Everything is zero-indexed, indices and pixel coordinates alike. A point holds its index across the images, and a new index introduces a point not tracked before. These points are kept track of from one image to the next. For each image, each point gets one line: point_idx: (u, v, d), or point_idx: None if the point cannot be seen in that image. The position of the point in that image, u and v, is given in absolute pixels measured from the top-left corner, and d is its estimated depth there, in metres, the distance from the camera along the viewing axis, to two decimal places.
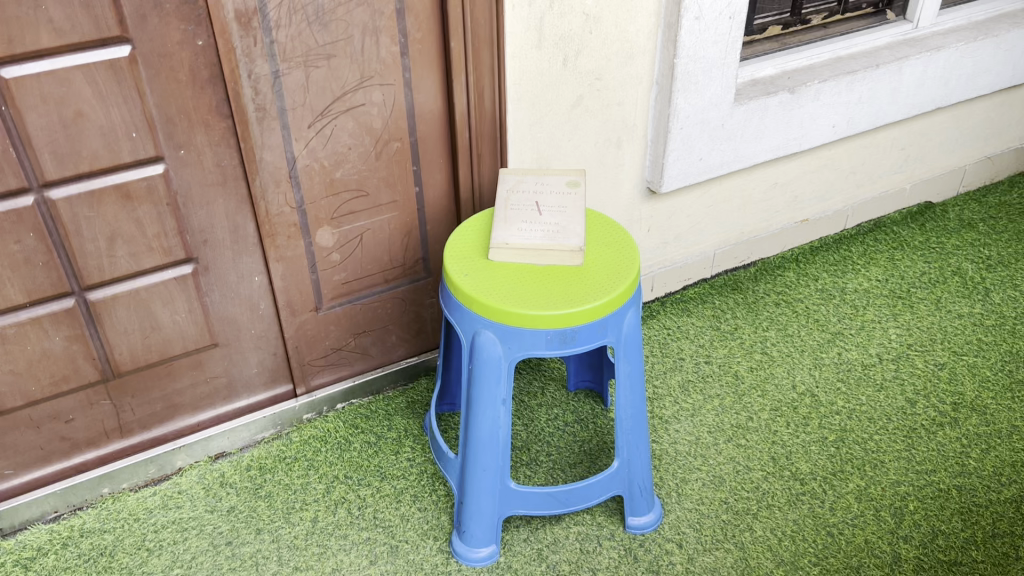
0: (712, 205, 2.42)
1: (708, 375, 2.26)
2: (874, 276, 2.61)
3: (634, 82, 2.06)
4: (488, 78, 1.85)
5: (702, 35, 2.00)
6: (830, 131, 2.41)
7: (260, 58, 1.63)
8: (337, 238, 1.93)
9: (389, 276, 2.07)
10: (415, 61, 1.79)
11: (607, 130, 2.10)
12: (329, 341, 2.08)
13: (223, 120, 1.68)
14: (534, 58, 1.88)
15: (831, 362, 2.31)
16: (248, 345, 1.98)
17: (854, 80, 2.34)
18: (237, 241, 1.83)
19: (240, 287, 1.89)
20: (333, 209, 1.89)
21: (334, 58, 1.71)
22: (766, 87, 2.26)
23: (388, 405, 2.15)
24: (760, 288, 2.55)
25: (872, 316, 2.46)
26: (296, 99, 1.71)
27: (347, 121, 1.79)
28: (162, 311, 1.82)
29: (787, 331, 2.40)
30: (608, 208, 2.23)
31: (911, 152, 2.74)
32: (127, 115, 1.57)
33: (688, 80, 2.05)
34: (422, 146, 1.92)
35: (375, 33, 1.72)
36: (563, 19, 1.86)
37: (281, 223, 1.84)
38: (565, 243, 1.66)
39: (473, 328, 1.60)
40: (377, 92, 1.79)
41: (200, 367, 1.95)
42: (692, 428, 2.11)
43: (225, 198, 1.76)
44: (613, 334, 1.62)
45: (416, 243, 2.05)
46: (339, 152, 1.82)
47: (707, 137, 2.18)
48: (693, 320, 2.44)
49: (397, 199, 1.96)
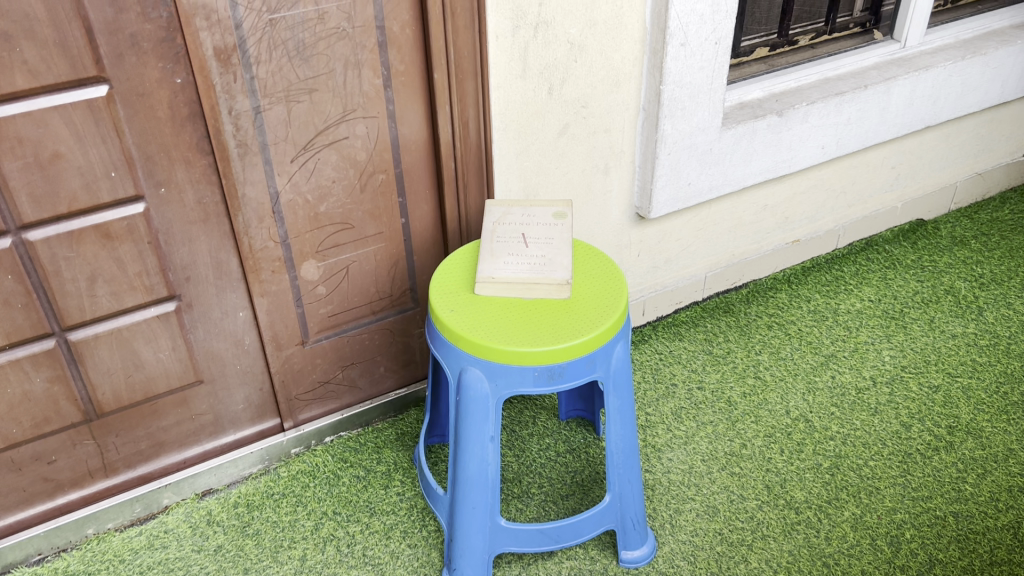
0: (702, 229, 2.40)
1: (702, 402, 2.24)
2: (867, 296, 2.59)
3: (621, 108, 2.04)
4: (473, 108, 1.83)
5: (688, 61, 1.98)
6: (819, 152, 2.39)
7: (241, 94, 1.61)
8: (323, 271, 1.91)
9: (377, 308, 2.04)
10: (399, 93, 1.78)
11: (595, 156, 2.08)
12: (316, 375, 2.05)
13: (204, 157, 1.66)
14: (519, 88, 1.87)
15: (825, 387, 2.28)
16: (234, 381, 1.95)
17: (843, 101, 2.33)
18: (221, 277, 1.80)
19: (224, 323, 1.86)
20: (317, 242, 1.86)
21: (316, 93, 1.69)
22: (754, 110, 2.24)
23: (378, 438, 2.12)
24: (751, 310, 2.53)
25: (865, 338, 2.44)
26: (278, 133, 1.69)
27: (330, 154, 1.77)
28: (145, 350, 1.79)
29: (780, 354, 2.38)
30: (596, 234, 2.21)
31: (903, 169, 2.72)
32: (106, 154, 1.55)
33: (675, 106, 2.04)
34: (407, 177, 1.90)
35: (357, 66, 1.70)
36: (547, 49, 1.85)
37: (265, 257, 1.82)
38: (552, 277, 1.64)
39: (459, 365, 1.57)
40: (361, 124, 1.77)
41: (185, 405, 1.92)
42: (686, 457, 2.09)
43: (208, 234, 1.74)
44: (602, 368, 1.58)
45: (403, 274, 2.03)
46: (323, 186, 1.80)
47: (695, 162, 2.17)
48: (685, 345, 2.41)
49: (383, 230, 1.94)
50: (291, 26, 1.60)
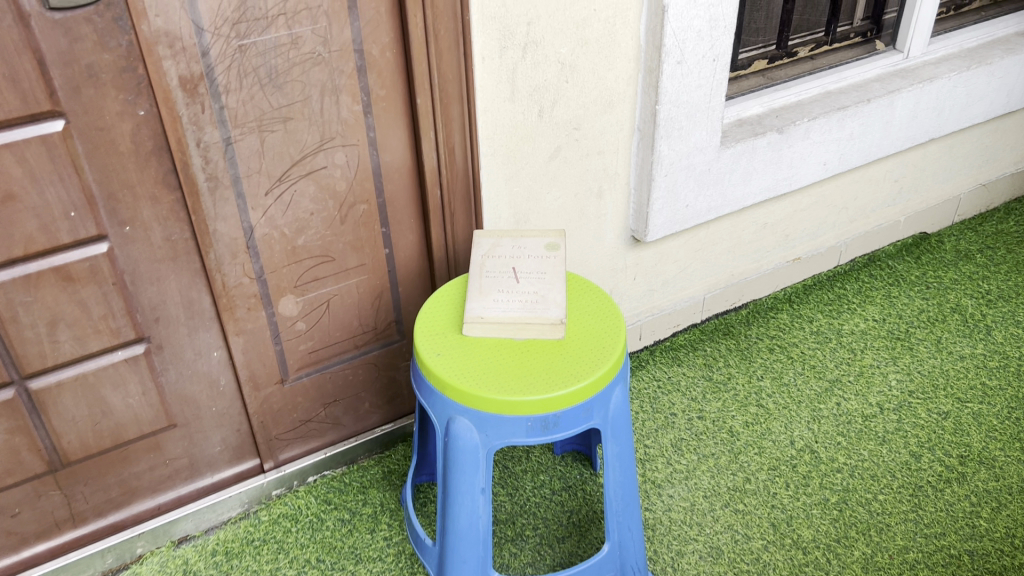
0: (700, 249, 2.29)
1: (703, 433, 2.14)
2: (871, 316, 2.50)
3: (614, 129, 1.94)
4: (459, 134, 1.73)
5: (685, 79, 1.89)
6: (821, 169, 2.30)
7: (209, 125, 1.51)
8: (302, 306, 1.80)
9: (360, 342, 1.93)
10: (380, 119, 1.67)
11: (588, 179, 1.98)
12: (297, 413, 1.94)
13: (171, 192, 1.55)
14: (507, 111, 1.77)
15: (830, 414, 2.19)
16: (210, 424, 1.84)
17: (845, 116, 2.23)
18: (193, 316, 1.69)
19: (198, 364, 1.75)
20: (295, 277, 1.76)
21: (291, 121, 1.58)
22: (753, 127, 2.15)
23: (363, 477, 2.02)
24: (752, 332, 2.43)
25: (870, 361, 2.34)
26: (251, 165, 1.59)
27: (308, 185, 1.67)
28: (113, 395, 1.69)
29: (783, 380, 2.29)
30: (590, 260, 2.11)
31: (906, 182, 2.63)
32: (63, 193, 1.45)
33: (672, 125, 1.94)
34: (390, 207, 1.79)
35: (334, 93, 1.60)
36: (537, 69, 1.75)
37: (239, 294, 1.71)
38: (545, 315, 1.53)
39: (447, 414, 1.47)
40: (340, 153, 1.67)
41: (158, 450, 1.81)
42: (688, 493, 1.99)
43: (177, 273, 1.63)
44: (599, 416, 1.48)
45: (388, 306, 1.92)
46: (301, 218, 1.70)
47: (693, 183, 2.07)
48: (684, 370, 2.32)
49: (366, 262, 1.83)
50: (262, 52, 1.49)
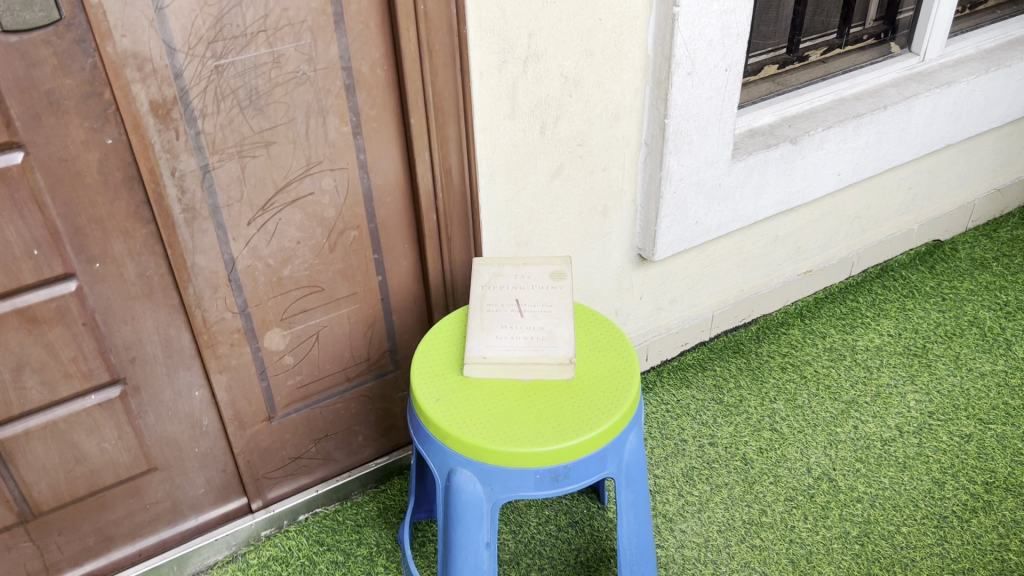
0: (709, 265, 2.17)
1: (716, 461, 2.04)
2: (886, 330, 2.39)
3: (620, 144, 1.82)
4: (455, 155, 1.61)
5: (695, 91, 1.77)
6: (835, 179, 2.19)
7: (185, 152, 1.39)
8: (289, 339, 1.68)
9: (352, 375, 1.81)
10: (371, 140, 1.55)
11: (593, 198, 1.86)
12: (286, 450, 1.83)
13: (145, 225, 1.43)
14: (508, 128, 1.65)
15: (847, 439, 2.09)
16: (192, 465, 1.72)
17: (861, 124, 2.12)
18: (171, 355, 1.57)
19: (178, 405, 1.63)
20: (282, 309, 1.64)
21: (274, 146, 1.46)
22: (766, 139, 2.03)
23: (357, 515, 1.90)
24: (763, 350, 2.33)
25: (887, 380, 2.24)
26: (231, 194, 1.47)
27: (293, 213, 1.55)
28: (87, 441, 1.57)
29: (797, 402, 2.18)
30: (595, 281, 1.99)
31: (920, 190, 2.52)
32: (25, 230, 1.32)
33: (682, 140, 1.82)
34: (383, 232, 1.67)
35: (321, 114, 1.48)
36: (538, 84, 1.63)
37: (221, 330, 1.59)
38: (552, 354, 1.42)
39: (447, 465, 1.35)
40: (328, 178, 1.55)
41: (137, 495, 1.69)
42: (701, 528, 1.88)
43: (153, 310, 1.51)
44: (613, 464, 1.37)
45: (381, 336, 1.80)
46: (287, 248, 1.58)
47: (703, 199, 1.95)
48: (693, 393, 2.21)
49: (357, 291, 1.71)
50: (241, 73, 1.37)
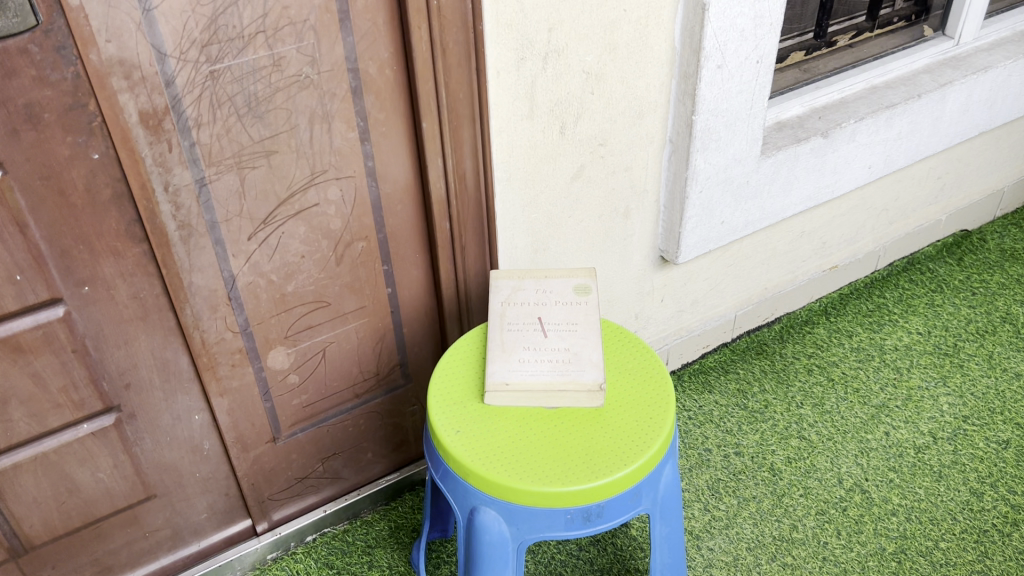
0: (732, 264, 2.06)
1: (742, 472, 1.94)
2: (915, 328, 2.29)
3: (643, 142, 1.70)
4: (470, 160, 1.50)
5: (725, 85, 1.65)
6: (866, 172, 2.07)
7: (179, 165, 1.27)
8: (294, 357, 1.57)
9: (361, 391, 1.71)
10: (380, 146, 1.44)
11: (615, 199, 1.74)
12: (292, 471, 1.73)
13: (137, 244, 1.31)
14: (526, 130, 1.53)
15: (879, 446, 1.99)
16: (194, 491, 1.62)
17: (894, 114, 2.01)
18: (169, 379, 1.47)
19: (177, 430, 1.53)
20: (286, 327, 1.53)
21: (275, 155, 1.35)
22: (795, 132, 1.91)
23: (368, 535, 1.80)
24: (788, 351, 2.23)
25: (918, 382, 2.14)
26: (230, 208, 1.36)
27: (297, 226, 1.44)
28: (80, 471, 1.46)
29: (824, 406, 2.09)
30: (615, 286, 1.88)
31: (949, 179, 2.40)
32: (5, 255, 1.21)
33: (709, 137, 1.70)
34: (393, 243, 1.56)
35: (325, 119, 1.36)
36: (558, 82, 1.51)
37: (222, 351, 1.48)
38: (580, 379, 1.32)
39: (469, 503, 1.25)
40: (334, 187, 1.44)
41: (135, 523, 1.59)
42: (729, 546, 1.80)
43: (149, 333, 1.40)
44: (648, 499, 1.27)
45: (391, 350, 1.69)
46: (290, 263, 1.47)
47: (730, 198, 1.84)
48: (716, 398, 2.11)
49: (366, 304, 1.60)
50: (238, 78, 1.26)
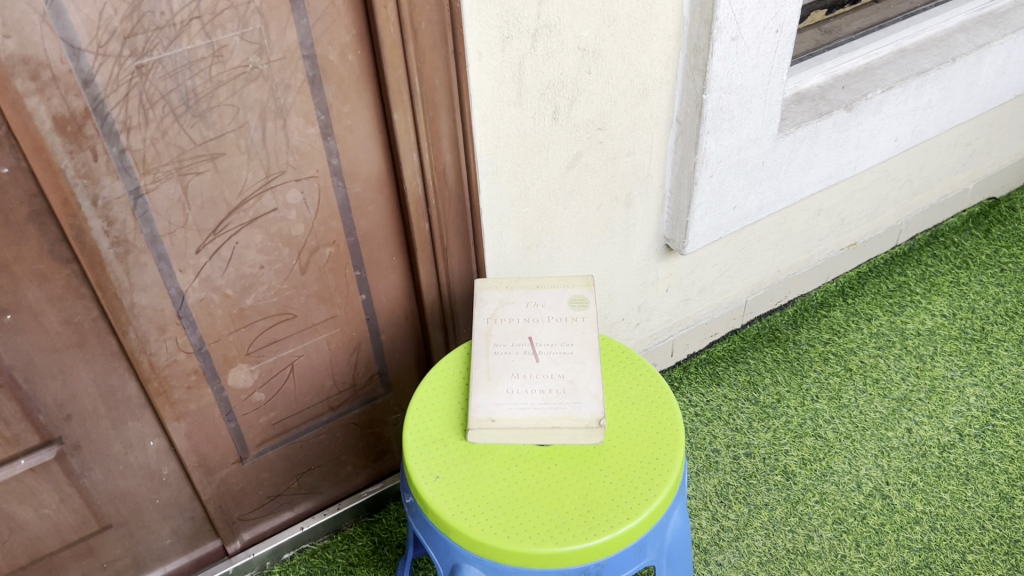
0: (743, 248, 1.89)
1: (753, 476, 1.80)
2: (939, 310, 2.12)
3: (647, 124, 1.51)
4: (450, 154, 1.31)
5: (740, 59, 1.45)
6: (891, 146, 1.88)
7: (107, 175, 1.10)
8: (258, 374, 1.42)
9: (336, 403, 1.56)
10: (345, 142, 1.25)
11: (615, 187, 1.56)
12: (263, 489, 1.58)
13: (66, 265, 1.14)
14: (514, 117, 1.34)
15: (901, 445, 1.85)
16: (154, 517, 1.48)
17: (925, 81, 1.81)
18: (116, 406, 1.31)
19: (130, 458, 1.38)
20: (247, 343, 1.37)
21: (222, 158, 1.17)
22: (816, 105, 1.72)
23: (350, 552, 1.66)
24: (802, 337, 2.07)
25: (942, 372, 1.99)
26: (172, 220, 1.18)
27: (253, 234, 1.26)
28: (22, 508, 1.32)
29: (842, 400, 1.93)
30: (615, 278, 1.71)
31: (979, 145, 2.21)
32: None
33: (721, 116, 1.51)
34: (365, 247, 1.38)
35: (279, 115, 1.18)
36: (550, 62, 1.32)
37: (174, 373, 1.32)
38: (576, 414, 1.16)
39: (451, 559, 1.10)
40: (293, 190, 1.26)
41: (90, 555, 1.46)
42: (739, 561, 1.66)
43: (88, 360, 1.24)
44: (653, 551, 1.12)
45: (368, 359, 1.53)
46: (248, 275, 1.29)
47: (743, 180, 1.66)
48: (724, 392, 1.96)
49: (337, 313, 1.43)
50: (171, 73, 1.07)
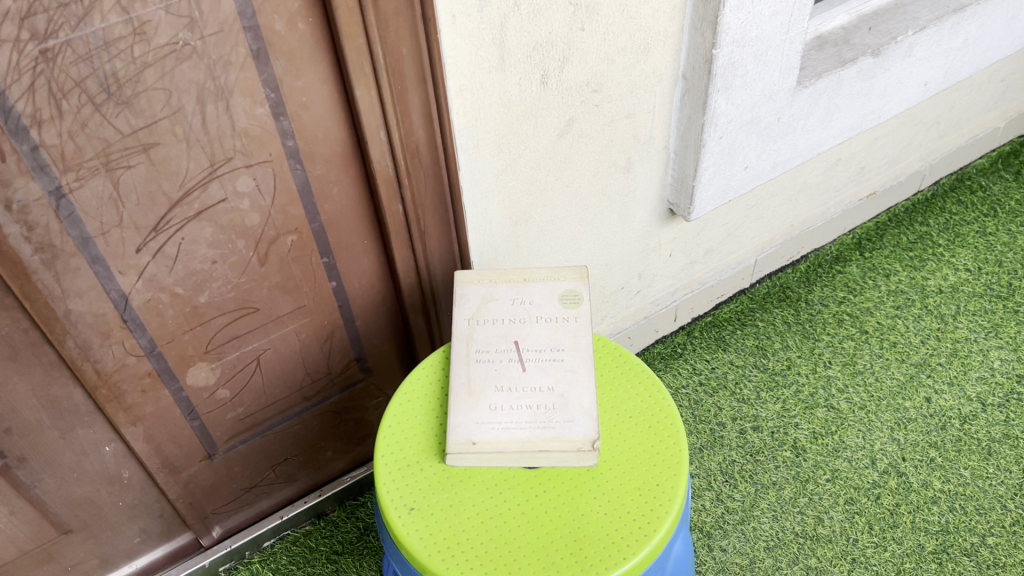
0: (754, 206, 1.73)
1: (760, 452, 1.69)
2: (964, 264, 1.98)
3: (649, 82, 1.34)
4: (423, 131, 1.15)
5: (756, 7, 1.27)
6: (921, 91, 1.70)
7: (19, 176, 0.94)
8: (221, 371, 1.29)
9: (311, 392, 1.44)
10: (301, 121, 1.09)
11: (613, 152, 1.40)
12: (237, 481, 1.48)
13: None
14: (496, 85, 1.17)
15: (919, 416, 1.73)
16: (119, 518, 1.39)
17: (961, 20, 1.62)
18: (63, 416, 1.19)
19: (84, 466, 1.27)
20: (205, 341, 1.24)
21: (157, 148, 1.01)
22: (839, 50, 1.54)
23: (335, 538, 1.57)
24: (815, 297, 1.95)
25: (965, 334, 1.85)
26: (105, 219, 1.03)
27: (201, 228, 1.12)
28: None
29: (856, 367, 1.81)
30: (613, 248, 1.56)
31: (1014, 81, 2.03)
32: None
33: (733, 72, 1.33)
34: (332, 232, 1.24)
35: (220, 96, 1.01)
36: (537, 21, 1.13)
37: (125, 377, 1.20)
38: (566, 435, 1.03)
39: None
40: (245, 177, 1.10)
41: (51, 560, 1.37)
42: (745, 547, 1.56)
43: (24, 373, 1.11)
44: None
45: (343, 345, 1.41)
46: (199, 271, 1.16)
47: (756, 139, 1.49)
48: (731, 358, 1.84)
49: (305, 303, 1.30)
50: (84, 56, 0.90)
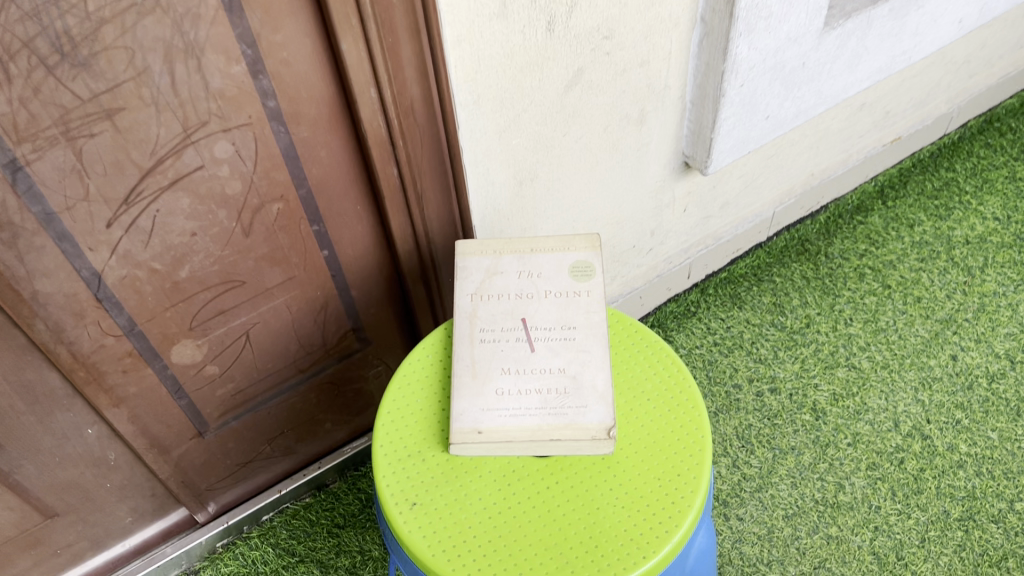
0: (774, 156, 1.63)
1: (778, 415, 1.61)
2: (991, 212, 1.88)
3: (665, 26, 1.22)
4: (418, 87, 1.04)
5: None
6: (955, 29, 1.58)
7: None
8: (207, 347, 1.21)
9: (305, 364, 1.36)
10: (282, 80, 0.98)
11: (625, 104, 1.29)
12: (232, 457, 1.41)
13: None
14: (498, 34, 1.05)
15: (945, 376, 1.64)
16: (108, 499, 1.32)
17: None
18: (39, 401, 1.11)
19: (67, 449, 1.20)
20: (188, 317, 1.15)
21: (123, 114, 0.91)
22: None
23: (336, 511, 1.51)
24: (835, 250, 1.86)
25: (992, 287, 1.76)
26: (69, 193, 0.94)
27: (178, 199, 1.02)
28: None
29: (878, 324, 1.73)
30: (624, 205, 1.47)
31: None
32: None
33: (757, 14, 1.21)
34: (321, 198, 1.14)
35: (191, 53, 0.90)
36: None
37: (103, 358, 1.12)
38: (579, 422, 0.95)
39: None
40: (222, 143, 1.00)
41: (39, 544, 1.31)
42: (763, 515, 1.49)
43: None
44: None
45: (337, 315, 1.32)
46: (178, 245, 1.06)
47: (779, 86, 1.38)
48: (747, 316, 1.76)
49: (295, 274, 1.21)
50: (30, 13, 0.79)
